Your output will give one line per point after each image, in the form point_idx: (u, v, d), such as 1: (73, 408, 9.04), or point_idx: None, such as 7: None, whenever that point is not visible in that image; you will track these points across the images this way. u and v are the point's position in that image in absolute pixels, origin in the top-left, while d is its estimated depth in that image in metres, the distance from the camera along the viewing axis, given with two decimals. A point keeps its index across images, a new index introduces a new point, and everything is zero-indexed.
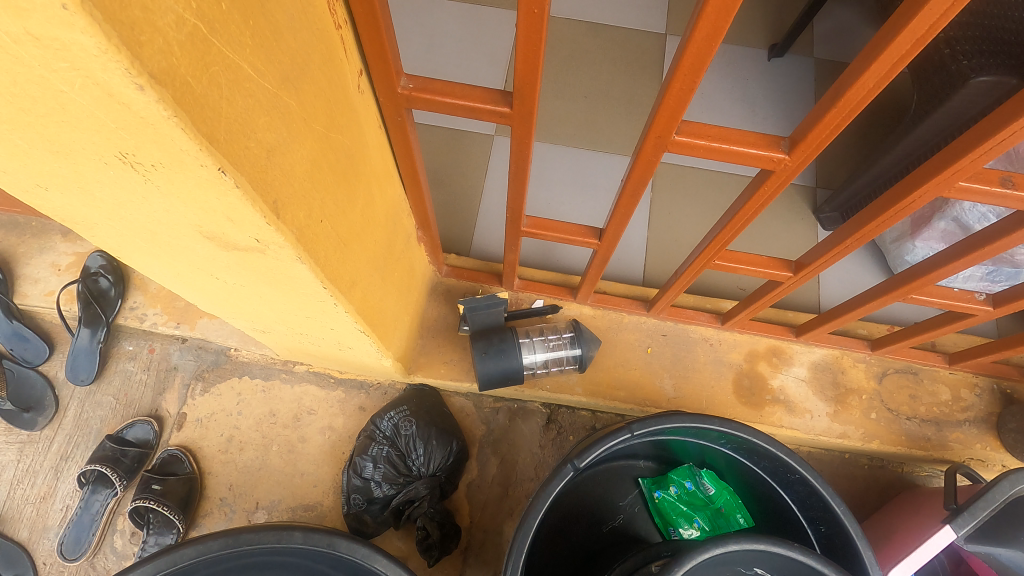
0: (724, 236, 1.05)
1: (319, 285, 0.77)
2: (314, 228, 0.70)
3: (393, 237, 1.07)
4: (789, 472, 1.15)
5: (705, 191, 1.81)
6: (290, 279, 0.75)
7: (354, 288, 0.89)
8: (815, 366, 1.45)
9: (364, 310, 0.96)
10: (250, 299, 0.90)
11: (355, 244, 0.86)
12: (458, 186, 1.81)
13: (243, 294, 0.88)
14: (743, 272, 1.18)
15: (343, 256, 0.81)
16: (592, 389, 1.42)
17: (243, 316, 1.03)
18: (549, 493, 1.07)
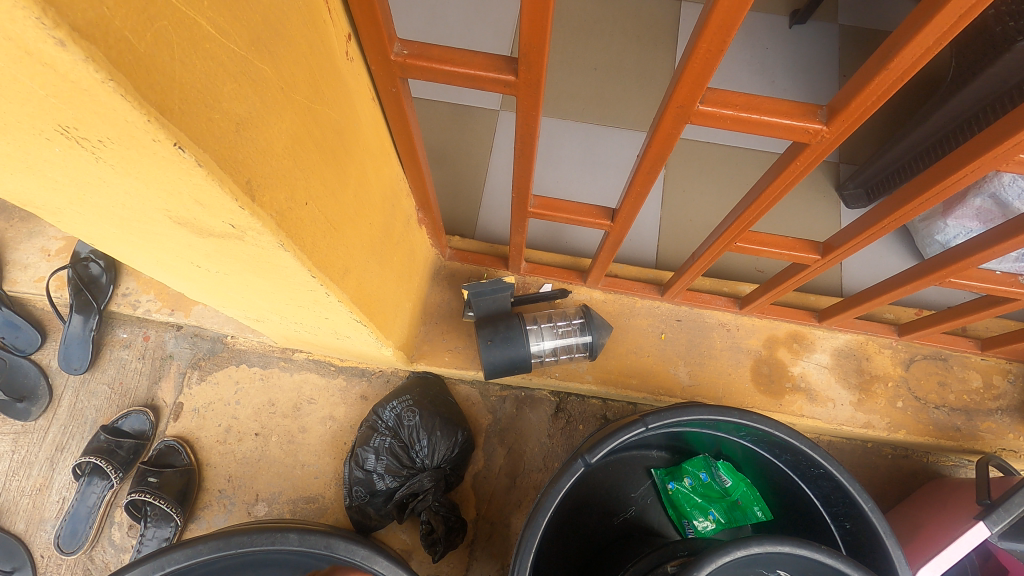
0: (748, 217, 0.97)
1: (307, 275, 0.70)
2: (299, 212, 0.63)
3: (391, 218, 1.00)
4: (812, 466, 1.08)
5: (723, 167, 1.72)
6: (275, 268, 0.69)
7: (347, 276, 0.82)
8: (838, 352, 1.38)
9: (359, 298, 0.90)
10: (237, 288, 0.84)
11: (348, 228, 0.79)
12: (461, 166, 1.73)
13: (228, 283, 0.81)
14: (766, 254, 1.09)
15: (334, 242, 0.74)
16: (603, 377, 1.36)
17: (235, 305, 0.97)
18: (559, 490, 1.02)
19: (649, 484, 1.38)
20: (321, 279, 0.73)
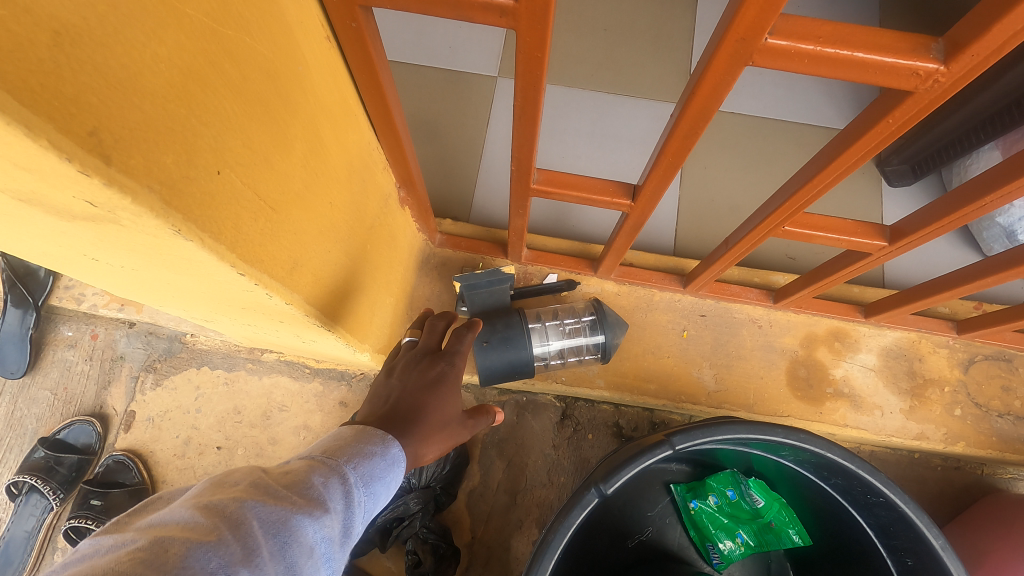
0: (804, 196, 0.78)
1: (232, 271, 0.52)
2: (206, 184, 0.44)
3: (362, 197, 0.81)
4: (868, 493, 0.91)
5: (749, 141, 1.52)
6: (188, 262, 0.51)
7: (297, 270, 0.63)
8: (886, 352, 1.20)
9: (317, 298, 0.71)
10: (160, 286, 0.66)
11: (295, 209, 0.60)
12: (454, 140, 1.53)
13: (146, 280, 0.63)
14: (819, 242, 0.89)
15: (272, 228, 0.55)
16: (616, 382, 1.18)
17: (172, 304, 0.79)
18: (569, 526, 0.86)
19: (667, 500, 1.21)
20: (252, 277, 0.54)
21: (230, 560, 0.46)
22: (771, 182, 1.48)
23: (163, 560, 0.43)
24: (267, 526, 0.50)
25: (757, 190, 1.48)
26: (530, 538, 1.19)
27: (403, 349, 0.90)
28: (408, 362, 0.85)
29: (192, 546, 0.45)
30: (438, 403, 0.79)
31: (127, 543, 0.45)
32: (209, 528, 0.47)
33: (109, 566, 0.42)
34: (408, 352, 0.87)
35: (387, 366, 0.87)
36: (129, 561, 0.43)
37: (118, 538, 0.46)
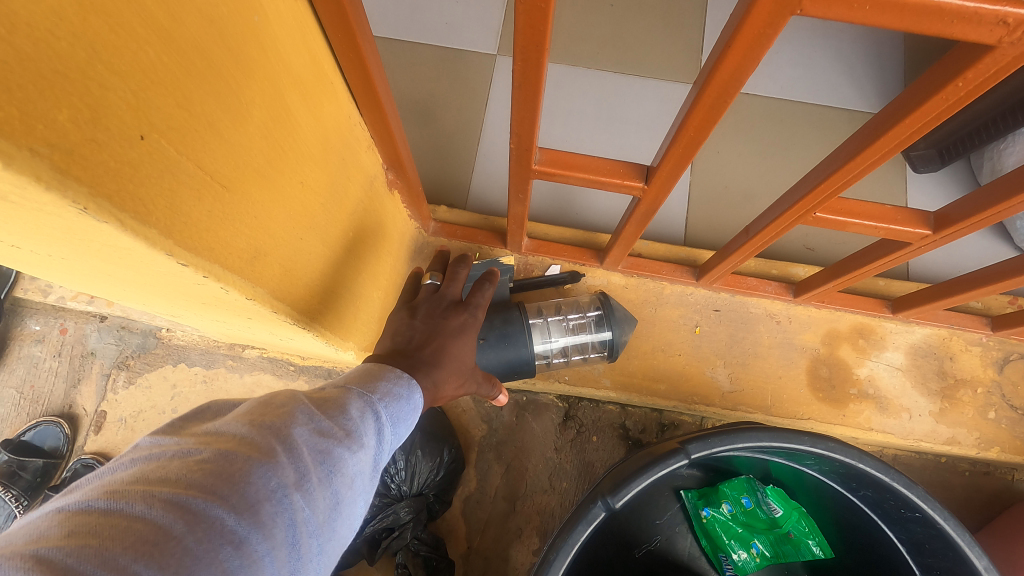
0: (842, 177, 0.68)
1: (173, 261, 0.43)
2: (114, 145, 0.34)
3: (343, 178, 0.72)
4: (902, 507, 0.83)
5: (765, 124, 1.43)
6: (123, 253, 0.42)
7: (257, 260, 0.54)
8: (914, 350, 1.12)
9: (287, 292, 0.62)
10: (107, 278, 0.57)
11: (257, 187, 0.50)
12: (450, 122, 1.44)
13: (88, 271, 0.55)
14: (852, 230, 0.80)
15: (224, 208, 0.46)
16: (623, 382, 1.10)
17: (131, 297, 0.71)
18: (572, 545, 0.77)
19: (677, 506, 1.13)
20: (194, 266, 0.44)
21: (285, 482, 0.44)
22: (788, 168, 1.39)
23: (227, 476, 0.41)
24: (319, 453, 0.48)
25: (773, 177, 1.39)
26: (530, 547, 1.11)
27: (422, 292, 0.83)
28: (429, 308, 0.80)
29: (253, 464, 0.43)
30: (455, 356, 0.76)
31: (187, 449, 0.43)
32: (264, 445, 0.45)
33: (175, 474, 0.41)
34: (429, 297, 0.82)
35: (405, 307, 0.80)
36: (192, 471, 0.41)
37: (176, 443, 0.44)
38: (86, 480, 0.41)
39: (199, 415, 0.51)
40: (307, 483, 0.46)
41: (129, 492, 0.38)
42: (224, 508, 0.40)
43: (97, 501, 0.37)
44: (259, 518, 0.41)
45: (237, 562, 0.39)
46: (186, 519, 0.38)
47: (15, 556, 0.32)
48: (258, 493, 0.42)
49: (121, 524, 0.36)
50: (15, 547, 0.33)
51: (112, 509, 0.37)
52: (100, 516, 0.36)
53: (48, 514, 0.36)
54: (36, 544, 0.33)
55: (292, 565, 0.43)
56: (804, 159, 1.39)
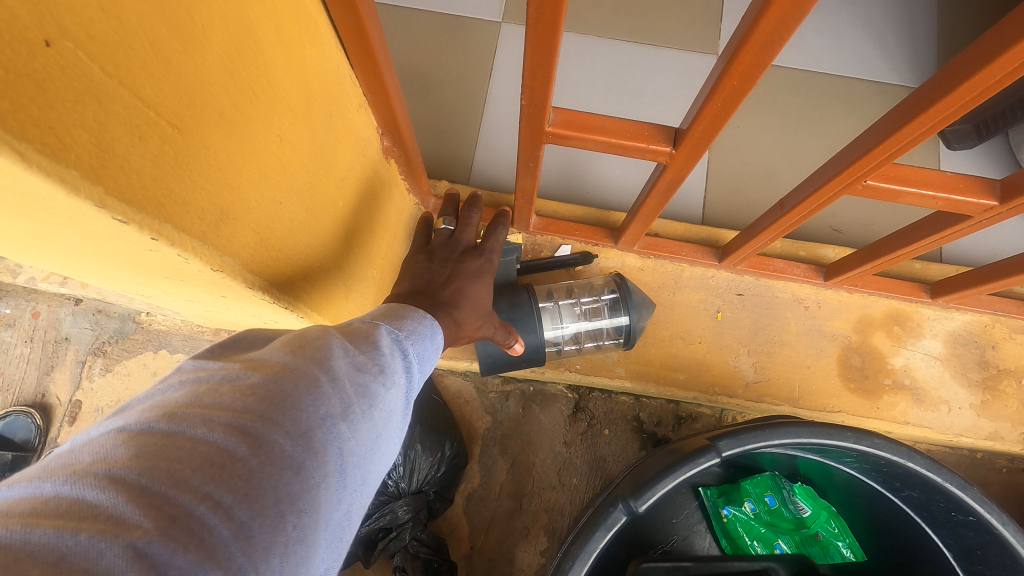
0: (907, 136, 0.59)
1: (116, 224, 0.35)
2: (4, 50, 0.25)
3: (332, 137, 0.63)
4: (952, 510, 0.75)
5: (789, 97, 1.33)
6: (101, 233, 0.37)
7: (224, 223, 0.45)
8: (953, 338, 1.03)
9: (263, 266, 0.53)
10: (55, 251, 0.49)
11: (218, 132, 0.42)
12: (451, 93, 1.34)
13: (30, 244, 0.46)
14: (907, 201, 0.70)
15: (178, 155, 0.38)
16: (639, 371, 1.01)
17: (92, 274, 0.63)
18: (590, 552, 0.72)
19: (695, 504, 1.02)
20: (139, 226, 0.36)
21: (333, 412, 0.42)
22: (814, 144, 1.30)
23: (278, 402, 0.39)
24: (359, 383, 0.45)
25: (797, 153, 1.29)
26: (538, 548, 1.03)
27: (438, 238, 0.82)
28: (446, 253, 0.79)
29: (301, 392, 0.41)
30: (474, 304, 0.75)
31: (232, 373, 0.41)
32: (308, 371, 0.43)
33: (227, 398, 0.38)
34: (444, 242, 0.81)
35: (422, 253, 0.79)
36: (244, 395, 0.39)
37: (219, 366, 0.42)
38: (133, 401, 0.40)
39: (235, 342, 0.49)
40: (353, 412, 0.44)
41: (185, 415, 0.36)
42: (280, 434, 0.38)
43: (155, 423, 0.35)
44: (312, 445, 0.40)
45: (297, 489, 0.37)
46: (247, 444, 0.36)
47: (87, 476, 0.31)
48: (309, 422, 0.40)
49: (184, 446, 0.34)
50: (81, 468, 0.31)
51: (173, 431, 0.35)
52: (163, 437, 0.34)
53: (108, 434, 0.35)
54: (104, 465, 0.32)
55: (345, 493, 0.42)
56: (830, 136, 1.30)
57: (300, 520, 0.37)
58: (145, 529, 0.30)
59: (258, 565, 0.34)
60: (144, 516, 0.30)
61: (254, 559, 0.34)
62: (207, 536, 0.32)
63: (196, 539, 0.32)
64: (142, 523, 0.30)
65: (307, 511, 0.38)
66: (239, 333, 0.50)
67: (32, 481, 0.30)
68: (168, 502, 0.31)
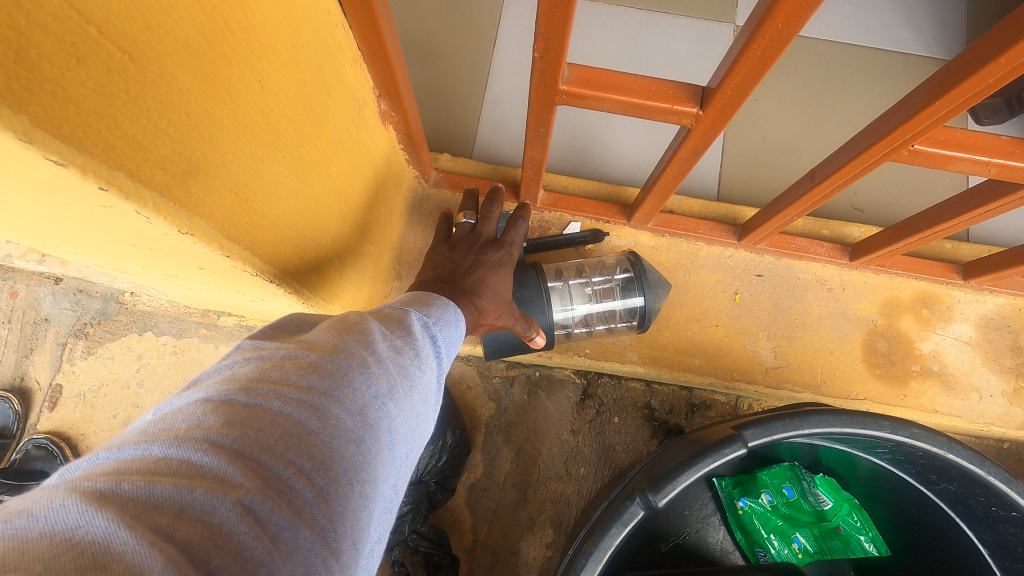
0: (976, 85, 0.53)
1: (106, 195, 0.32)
2: None
3: (323, 90, 0.55)
4: (993, 505, 0.70)
5: (810, 69, 1.26)
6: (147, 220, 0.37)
7: (193, 177, 0.38)
8: (985, 322, 0.98)
9: (242, 231, 0.46)
10: (31, 220, 0.44)
11: (201, 82, 0.37)
12: (453, 63, 1.27)
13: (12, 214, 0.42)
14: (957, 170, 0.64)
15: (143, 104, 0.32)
16: (653, 356, 0.96)
17: (62, 246, 0.57)
18: (605, 550, 0.68)
19: (708, 495, 0.94)
20: (80, 168, 0.29)
21: (384, 389, 0.43)
22: (836, 119, 1.23)
23: (339, 378, 0.41)
24: (402, 364, 0.47)
25: (818, 128, 1.23)
26: (543, 540, 0.98)
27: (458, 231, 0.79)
28: (468, 243, 0.77)
29: (355, 369, 0.42)
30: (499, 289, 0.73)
31: (292, 351, 0.42)
32: (356, 351, 0.44)
33: (290, 374, 0.39)
34: (464, 236, 0.78)
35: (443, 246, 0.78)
36: (307, 371, 0.40)
37: (277, 345, 0.43)
38: (200, 377, 0.41)
39: (282, 324, 0.50)
40: (400, 391, 0.45)
41: (262, 388, 0.38)
42: (342, 409, 0.39)
43: (235, 394, 0.37)
44: (369, 421, 0.41)
45: (361, 460, 0.38)
46: (320, 414, 0.37)
47: (187, 440, 0.32)
48: (367, 397, 0.41)
49: (265, 416, 0.35)
50: (179, 433, 0.33)
51: (253, 402, 0.36)
52: (242, 408, 0.36)
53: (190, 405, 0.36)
54: (199, 430, 0.33)
55: (396, 469, 0.43)
56: (853, 110, 1.23)
57: (367, 489, 0.38)
58: (247, 488, 0.31)
59: (338, 528, 0.35)
60: (245, 476, 0.32)
61: (334, 521, 0.34)
62: (296, 498, 0.33)
63: (286, 500, 0.33)
64: (243, 482, 0.31)
65: (372, 482, 0.39)
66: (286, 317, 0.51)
67: (137, 444, 0.32)
68: (262, 464, 0.33)
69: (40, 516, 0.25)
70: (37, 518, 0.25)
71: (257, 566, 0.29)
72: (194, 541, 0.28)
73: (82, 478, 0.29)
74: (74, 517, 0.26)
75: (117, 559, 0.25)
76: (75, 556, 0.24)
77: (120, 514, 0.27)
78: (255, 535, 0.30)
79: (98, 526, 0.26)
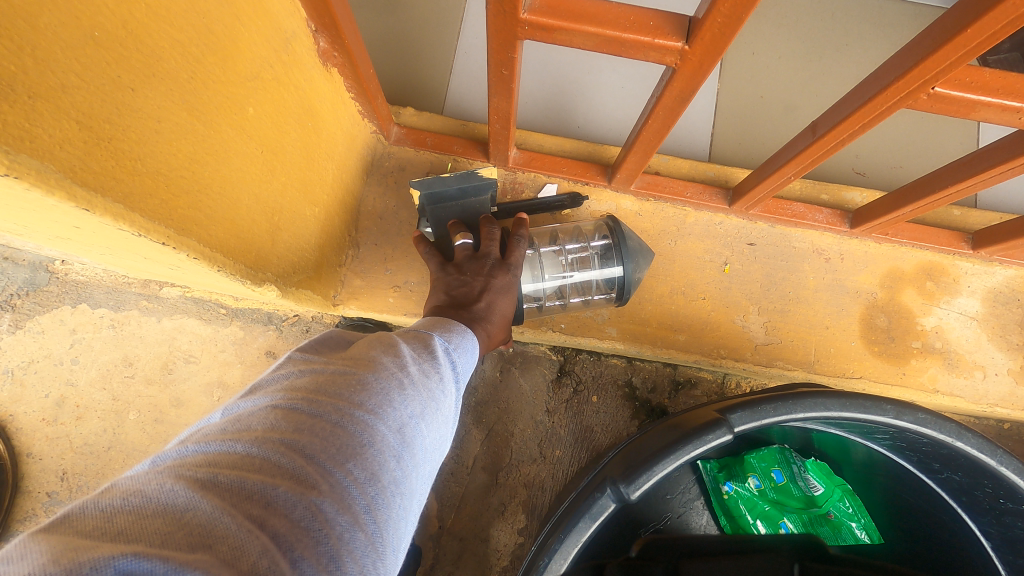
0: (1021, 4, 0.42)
1: None
2: None
3: (222, 2, 0.44)
4: (1001, 497, 0.64)
5: (812, 20, 1.16)
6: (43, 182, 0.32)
7: (9, 99, 0.29)
8: (993, 296, 0.91)
9: (106, 175, 0.37)
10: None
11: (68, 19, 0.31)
12: (422, 10, 1.15)
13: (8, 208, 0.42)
14: (987, 119, 0.55)
15: None
16: (634, 331, 0.88)
17: None
18: (572, 547, 0.62)
19: (691, 478, 0.87)
20: None
21: (421, 407, 0.46)
22: (839, 75, 1.13)
23: (382, 396, 0.43)
24: (428, 388, 0.48)
25: (820, 85, 1.13)
26: (515, 527, 0.92)
27: (459, 253, 0.72)
28: (477, 267, 0.70)
29: (397, 389, 0.44)
30: (502, 299, 0.68)
31: (341, 366, 0.45)
32: (397, 369, 0.46)
33: (345, 387, 0.42)
34: (471, 258, 0.71)
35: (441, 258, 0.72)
36: (358, 386, 0.43)
37: (327, 360, 0.46)
38: (258, 383, 0.44)
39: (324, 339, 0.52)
40: (428, 413, 0.46)
41: (320, 400, 0.40)
42: (388, 426, 0.42)
43: (299, 403, 0.40)
44: (407, 438, 0.43)
45: (400, 474, 0.41)
46: (369, 429, 0.40)
47: (265, 441, 0.36)
48: (403, 417, 0.43)
49: (325, 427, 0.38)
50: (256, 435, 0.36)
51: (314, 413, 0.39)
52: (307, 418, 0.39)
53: (261, 410, 0.39)
54: (273, 433, 0.37)
55: (423, 485, 0.45)
56: (859, 65, 1.13)
57: (404, 501, 0.40)
58: (319, 490, 0.35)
59: (385, 534, 0.37)
60: (316, 479, 0.35)
61: (381, 526, 0.37)
62: (353, 503, 0.36)
63: (347, 503, 0.36)
64: (315, 484, 0.35)
65: (409, 494, 0.41)
66: (327, 332, 0.52)
67: (223, 441, 0.36)
68: (328, 470, 0.36)
69: (155, 497, 0.30)
70: (152, 498, 0.30)
71: (330, 559, 0.32)
72: (282, 531, 0.31)
73: (183, 468, 0.33)
74: (184, 500, 0.30)
75: (221, 540, 0.29)
76: (188, 534, 0.28)
77: (222, 502, 0.31)
78: (325, 532, 0.33)
79: (204, 510, 0.30)
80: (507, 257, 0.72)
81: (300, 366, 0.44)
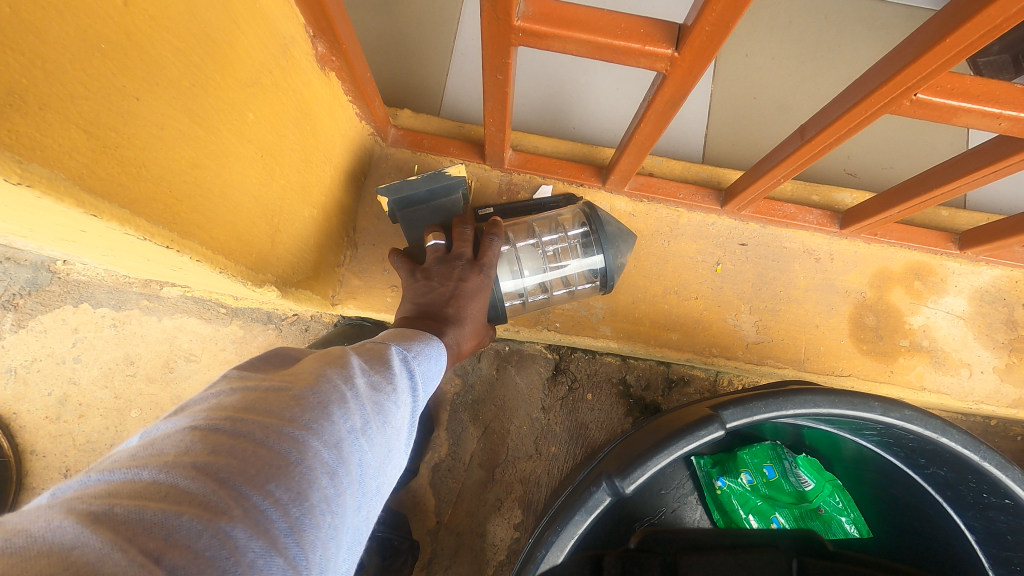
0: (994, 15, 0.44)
1: None
2: None
3: (221, 12, 0.45)
4: (984, 491, 0.65)
5: (804, 21, 1.17)
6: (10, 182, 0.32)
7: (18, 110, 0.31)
8: (979, 295, 0.92)
9: (111, 181, 0.38)
10: None
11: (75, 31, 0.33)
12: (420, 12, 1.16)
13: None
14: (968, 123, 0.56)
15: None
16: (627, 330, 0.90)
17: None
18: (568, 539, 0.63)
19: (685, 474, 0.88)
20: None
21: (359, 422, 0.45)
22: (831, 76, 1.14)
23: (318, 412, 0.42)
24: (375, 402, 0.47)
25: (812, 86, 1.14)
26: (511, 522, 0.94)
27: (431, 256, 0.73)
28: (446, 272, 0.71)
29: (335, 405, 0.44)
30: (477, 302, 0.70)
31: (275, 385, 0.44)
32: (335, 385, 0.45)
33: (275, 408, 0.41)
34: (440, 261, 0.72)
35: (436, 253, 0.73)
36: (291, 403, 0.42)
37: (261, 377, 0.45)
38: (187, 404, 0.43)
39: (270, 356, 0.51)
40: (370, 427, 0.46)
41: (245, 419, 0.39)
42: (320, 443, 0.41)
43: (220, 425, 0.38)
44: (343, 454, 0.42)
45: (332, 492, 0.40)
46: (298, 447, 0.39)
47: (175, 466, 0.34)
48: (340, 432, 0.42)
49: (247, 448, 0.37)
50: (168, 459, 0.35)
51: (237, 434, 0.38)
52: (228, 439, 0.37)
53: (179, 432, 0.38)
54: (186, 458, 0.35)
55: (364, 502, 0.44)
56: (850, 67, 1.15)
57: (334, 520, 0.39)
58: (229, 516, 0.33)
59: (310, 556, 0.36)
60: (227, 504, 0.34)
61: (305, 549, 0.36)
62: (270, 526, 0.35)
63: (262, 528, 0.34)
64: (226, 510, 0.33)
65: (340, 513, 0.40)
66: (271, 348, 0.52)
67: (129, 468, 0.34)
68: (242, 494, 0.35)
69: (40, 536, 0.28)
70: (35, 538, 0.28)
71: None
72: (182, 563, 0.30)
73: (79, 500, 0.31)
74: (72, 536, 0.28)
75: None
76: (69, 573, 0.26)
77: (115, 536, 0.29)
78: (233, 561, 0.32)
79: (93, 547, 0.28)
80: (480, 257, 0.72)
81: (230, 386, 0.43)
